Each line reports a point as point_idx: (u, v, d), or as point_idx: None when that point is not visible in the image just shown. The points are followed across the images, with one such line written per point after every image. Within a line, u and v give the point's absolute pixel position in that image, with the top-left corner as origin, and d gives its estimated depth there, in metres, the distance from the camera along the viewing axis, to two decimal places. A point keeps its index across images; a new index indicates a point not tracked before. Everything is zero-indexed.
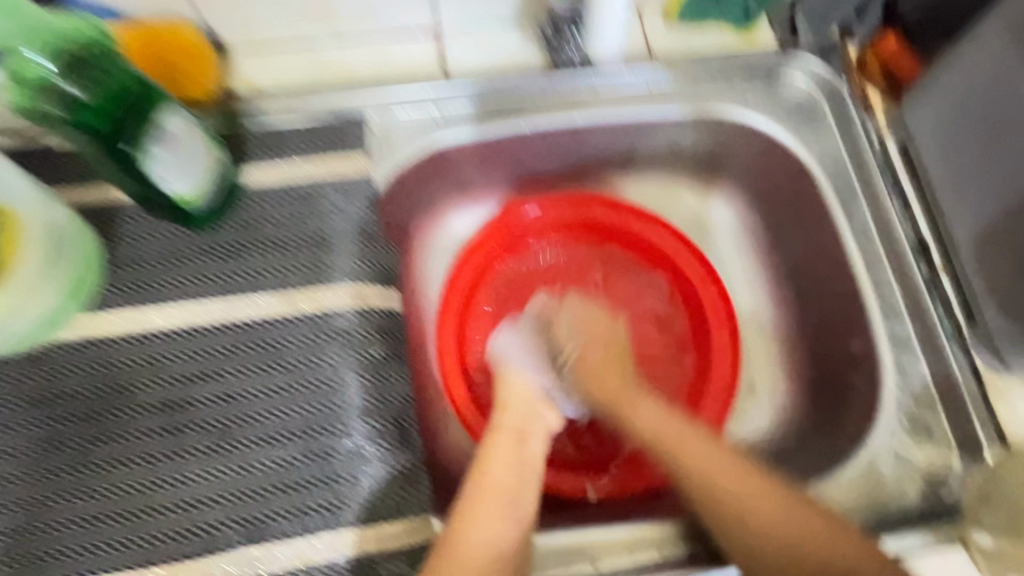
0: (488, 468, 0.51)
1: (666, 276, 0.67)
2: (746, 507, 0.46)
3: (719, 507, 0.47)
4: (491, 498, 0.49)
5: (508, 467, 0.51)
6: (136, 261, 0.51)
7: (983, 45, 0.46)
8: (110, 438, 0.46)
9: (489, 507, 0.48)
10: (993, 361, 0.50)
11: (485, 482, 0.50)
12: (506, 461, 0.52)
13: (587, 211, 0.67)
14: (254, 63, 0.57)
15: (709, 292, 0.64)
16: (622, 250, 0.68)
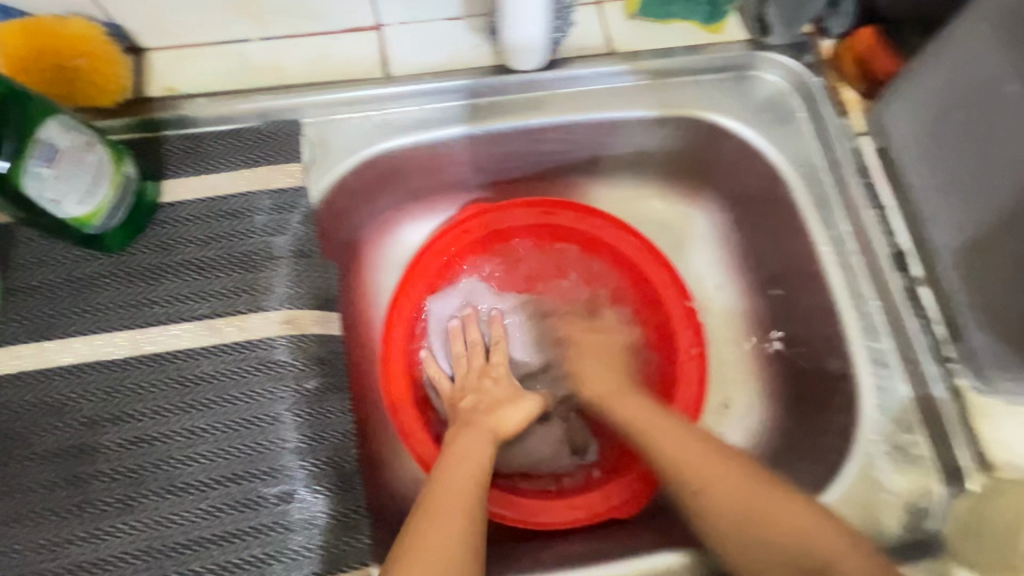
0: (448, 471, 0.47)
1: (632, 286, 0.63)
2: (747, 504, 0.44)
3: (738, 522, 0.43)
4: (446, 505, 0.44)
5: (467, 470, 0.47)
6: (40, 289, 0.45)
7: (966, 40, 0.42)
8: (7, 492, 0.41)
9: (443, 513, 0.43)
10: (978, 381, 0.47)
11: (441, 486, 0.45)
12: (465, 465, 0.47)
13: (553, 217, 0.61)
14: (173, 65, 0.51)
15: (678, 308, 0.60)
16: (586, 258, 0.64)
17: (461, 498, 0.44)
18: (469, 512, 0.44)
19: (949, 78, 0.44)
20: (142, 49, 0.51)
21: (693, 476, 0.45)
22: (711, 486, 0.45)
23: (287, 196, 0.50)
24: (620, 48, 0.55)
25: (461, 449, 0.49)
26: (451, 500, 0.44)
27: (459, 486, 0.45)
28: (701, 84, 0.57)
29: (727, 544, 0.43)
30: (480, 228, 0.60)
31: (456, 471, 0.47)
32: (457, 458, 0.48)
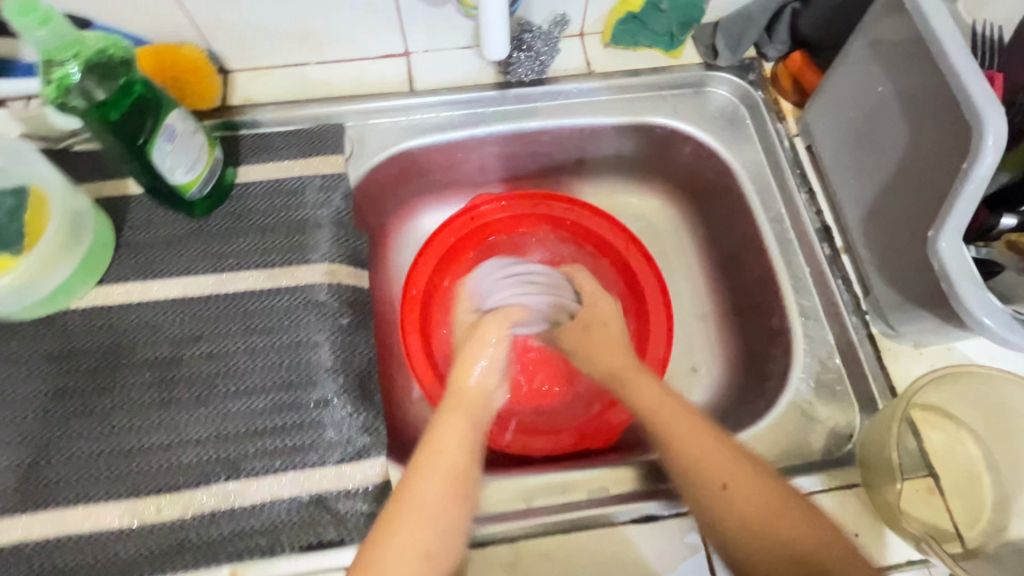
0: (410, 506, 0.45)
1: (613, 267, 0.74)
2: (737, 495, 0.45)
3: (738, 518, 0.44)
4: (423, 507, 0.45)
5: (432, 512, 0.45)
6: (144, 244, 0.59)
7: (857, 57, 0.55)
8: (112, 388, 0.54)
9: (401, 559, 0.43)
10: (886, 328, 0.56)
11: (403, 528, 0.44)
12: (431, 497, 0.46)
13: (547, 207, 0.73)
14: (252, 81, 0.67)
15: (650, 285, 0.71)
16: (576, 243, 0.76)
17: (423, 539, 0.44)
18: (425, 555, 0.43)
19: (851, 85, 0.56)
20: (229, 70, 0.67)
21: (722, 472, 0.46)
22: (741, 487, 0.45)
23: (332, 180, 0.64)
24: (598, 70, 0.69)
25: (430, 481, 0.47)
26: (409, 544, 0.43)
27: (422, 525, 0.44)
28: (666, 97, 0.70)
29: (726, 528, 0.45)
30: (485, 217, 0.73)
31: (425, 514, 0.45)
32: (425, 494, 0.46)
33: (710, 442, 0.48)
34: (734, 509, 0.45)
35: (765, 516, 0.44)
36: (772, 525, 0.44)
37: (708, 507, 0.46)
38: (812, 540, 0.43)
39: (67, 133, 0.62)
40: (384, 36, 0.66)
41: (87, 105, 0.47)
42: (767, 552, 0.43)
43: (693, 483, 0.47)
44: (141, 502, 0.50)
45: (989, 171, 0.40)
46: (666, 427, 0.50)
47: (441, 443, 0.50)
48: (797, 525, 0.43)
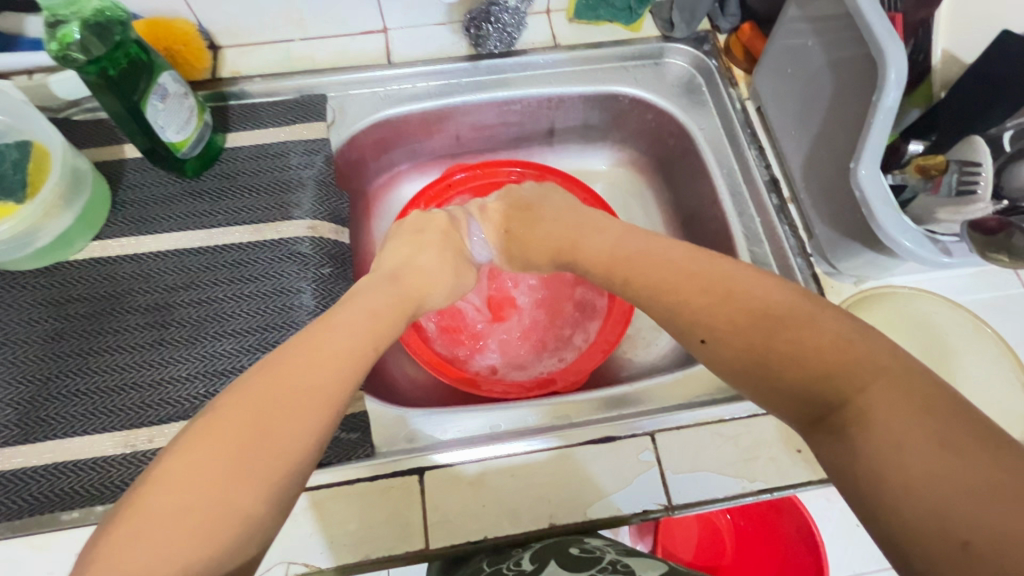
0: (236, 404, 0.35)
1: None
2: (715, 332, 0.40)
3: (747, 361, 0.38)
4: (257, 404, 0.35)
5: (297, 384, 0.36)
6: (137, 202, 0.64)
7: (791, 18, 0.60)
8: (107, 331, 0.58)
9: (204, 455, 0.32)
10: (828, 268, 0.60)
11: (256, 406, 0.35)
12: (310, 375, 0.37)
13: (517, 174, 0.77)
14: (240, 56, 0.72)
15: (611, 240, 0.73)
16: None
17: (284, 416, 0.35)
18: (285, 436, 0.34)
19: (790, 45, 0.61)
20: (218, 46, 0.71)
21: (699, 326, 0.41)
22: (720, 336, 0.39)
23: (314, 145, 0.68)
24: (563, 42, 0.74)
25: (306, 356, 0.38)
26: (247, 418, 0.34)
27: (276, 405, 0.35)
28: (628, 67, 0.74)
29: (732, 378, 0.39)
30: (460, 185, 0.76)
31: (283, 386, 0.36)
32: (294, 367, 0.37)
33: (695, 291, 0.42)
34: (718, 360, 0.40)
35: (761, 364, 0.37)
36: (773, 369, 0.36)
37: (705, 360, 0.41)
38: (834, 387, 0.33)
39: (68, 103, 0.66)
40: (363, 12, 0.71)
41: (86, 61, 0.51)
42: (780, 393, 0.36)
43: (679, 339, 0.43)
44: (132, 431, 0.54)
45: (894, 102, 0.46)
46: (653, 291, 0.45)
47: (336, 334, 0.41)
48: (807, 362, 0.35)
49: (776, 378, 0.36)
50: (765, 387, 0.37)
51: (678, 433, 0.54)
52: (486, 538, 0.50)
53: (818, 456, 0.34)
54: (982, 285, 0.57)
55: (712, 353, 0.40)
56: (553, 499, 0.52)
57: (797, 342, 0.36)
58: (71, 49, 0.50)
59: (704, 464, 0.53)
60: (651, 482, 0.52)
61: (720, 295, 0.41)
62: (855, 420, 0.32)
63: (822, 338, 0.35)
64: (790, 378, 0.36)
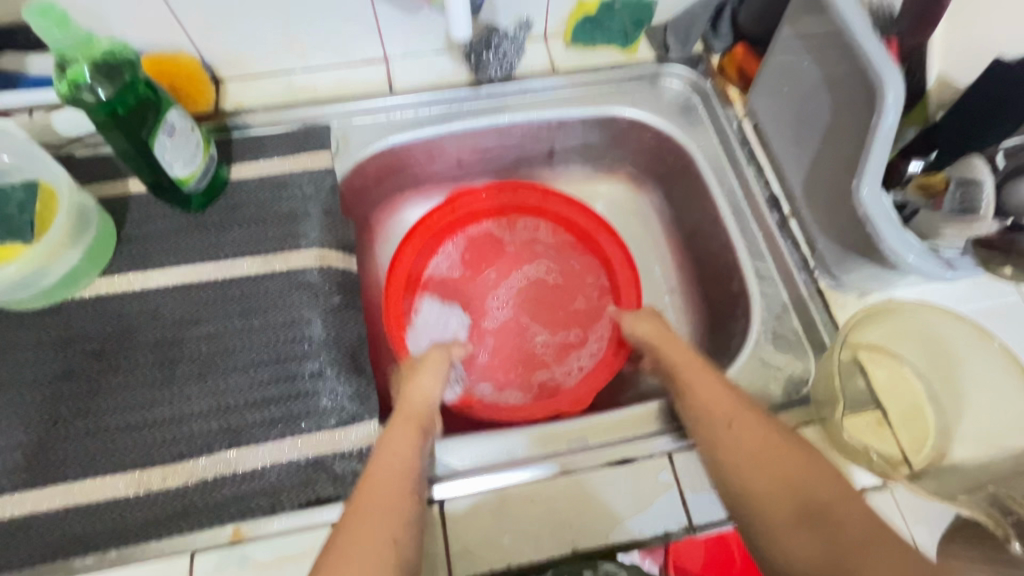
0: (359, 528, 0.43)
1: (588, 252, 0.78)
2: (729, 427, 0.48)
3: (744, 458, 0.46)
4: (368, 519, 0.44)
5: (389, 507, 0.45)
6: (143, 236, 0.63)
7: (785, 41, 0.61)
8: (116, 370, 0.57)
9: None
10: (832, 281, 0.62)
11: (363, 517, 0.44)
12: (388, 477, 0.47)
13: (524, 196, 0.77)
14: (243, 88, 0.72)
15: (621, 274, 0.73)
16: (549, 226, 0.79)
17: (383, 531, 0.43)
18: (391, 543, 0.42)
19: (785, 66, 0.63)
20: (220, 79, 0.72)
21: (727, 412, 0.49)
22: (743, 424, 0.48)
23: (319, 175, 0.68)
24: (561, 66, 0.75)
25: (382, 466, 0.47)
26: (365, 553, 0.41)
27: (375, 521, 0.43)
28: (625, 89, 0.76)
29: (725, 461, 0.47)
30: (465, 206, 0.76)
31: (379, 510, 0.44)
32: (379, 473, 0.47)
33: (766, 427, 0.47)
34: (730, 442, 0.48)
35: (756, 457, 0.46)
36: (766, 462, 0.45)
37: (707, 439, 0.49)
38: (806, 485, 0.43)
39: (69, 138, 0.66)
40: (363, 42, 0.72)
41: (95, 101, 0.52)
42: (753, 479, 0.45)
43: (703, 432, 0.50)
44: (145, 471, 0.53)
45: (893, 123, 0.47)
46: (690, 379, 0.54)
47: (391, 450, 0.49)
48: (776, 463, 0.45)
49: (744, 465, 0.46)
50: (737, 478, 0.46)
51: (696, 454, 0.54)
52: (510, 565, 0.50)
53: (790, 536, 0.42)
54: (984, 295, 0.58)
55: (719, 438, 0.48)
56: (574, 524, 0.51)
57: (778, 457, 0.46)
58: (81, 91, 0.52)
59: None
60: (672, 503, 0.52)
61: (745, 408, 0.50)
62: (826, 515, 0.41)
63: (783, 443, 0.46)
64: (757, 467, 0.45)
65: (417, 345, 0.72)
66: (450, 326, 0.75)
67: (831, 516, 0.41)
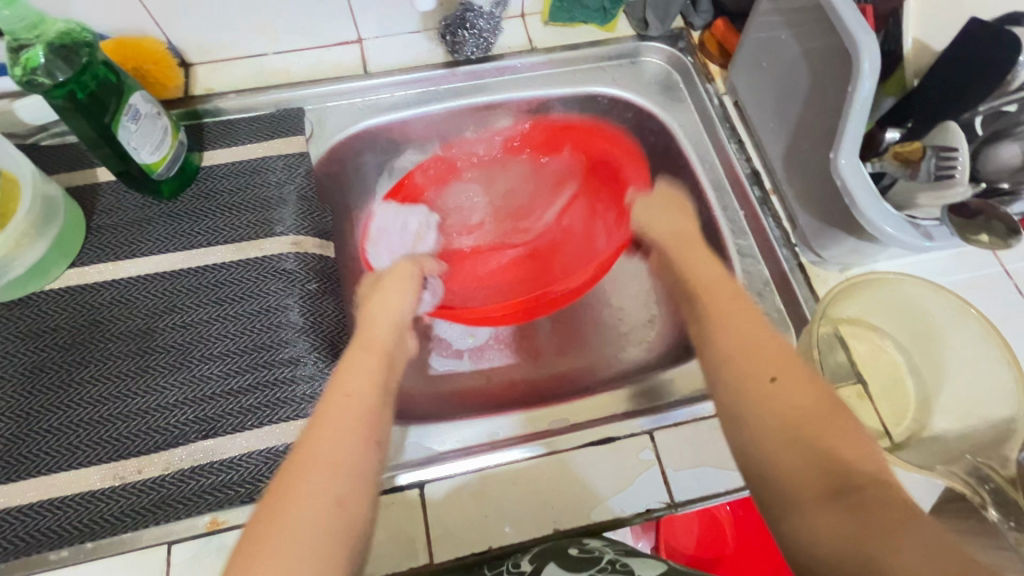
0: (301, 482, 0.37)
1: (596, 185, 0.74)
2: (759, 374, 0.40)
3: (775, 422, 0.37)
4: (314, 474, 0.38)
5: (344, 470, 0.39)
6: (113, 226, 0.62)
7: (763, 14, 0.60)
8: (88, 361, 0.56)
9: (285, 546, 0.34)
10: (813, 256, 0.61)
11: (307, 473, 0.38)
12: (341, 442, 0.40)
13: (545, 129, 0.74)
14: (213, 73, 0.70)
15: (631, 168, 0.71)
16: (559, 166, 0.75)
17: (329, 487, 0.37)
18: (334, 505, 0.37)
19: (764, 39, 0.62)
20: (190, 64, 0.70)
21: (769, 366, 0.41)
22: (789, 380, 0.39)
23: (293, 159, 0.67)
24: (539, 45, 0.74)
25: (341, 413, 0.43)
26: (304, 517, 0.35)
27: (321, 476, 0.38)
28: (605, 68, 0.74)
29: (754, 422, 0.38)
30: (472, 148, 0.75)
31: (326, 477, 0.38)
32: (334, 421, 0.42)
33: (800, 378, 0.39)
34: (769, 400, 0.39)
35: (799, 427, 0.37)
36: (797, 421, 0.37)
37: (732, 393, 0.41)
38: (851, 457, 0.35)
39: (36, 126, 0.64)
40: (336, 24, 0.70)
41: (51, 84, 0.51)
42: (773, 441, 0.37)
43: (738, 386, 0.41)
44: (120, 463, 0.52)
45: (869, 92, 0.47)
46: (726, 324, 0.45)
47: (350, 389, 0.45)
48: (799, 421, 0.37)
49: (771, 426, 0.37)
50: (759, 446, 0.37)
51: (678, 432, 0.54)
52: (491, 547, 0.50)
53: (816, 518, 0.33)
54: (963, 266, 0.58)
55: (753, 391, 0.40)
56: (556, 503, 0.51)
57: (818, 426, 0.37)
58: (35, 74, 0.50)
59: (705, 459, 0.53)
60: (653, 480, 0.52)
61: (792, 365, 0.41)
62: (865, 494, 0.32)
63: (816, 403, 0.38)
64: (778, 424, 0.37)
65: (377, 259, 0.69)
66: (410, 229, 0.72)
67: (880, 497, 0.32)
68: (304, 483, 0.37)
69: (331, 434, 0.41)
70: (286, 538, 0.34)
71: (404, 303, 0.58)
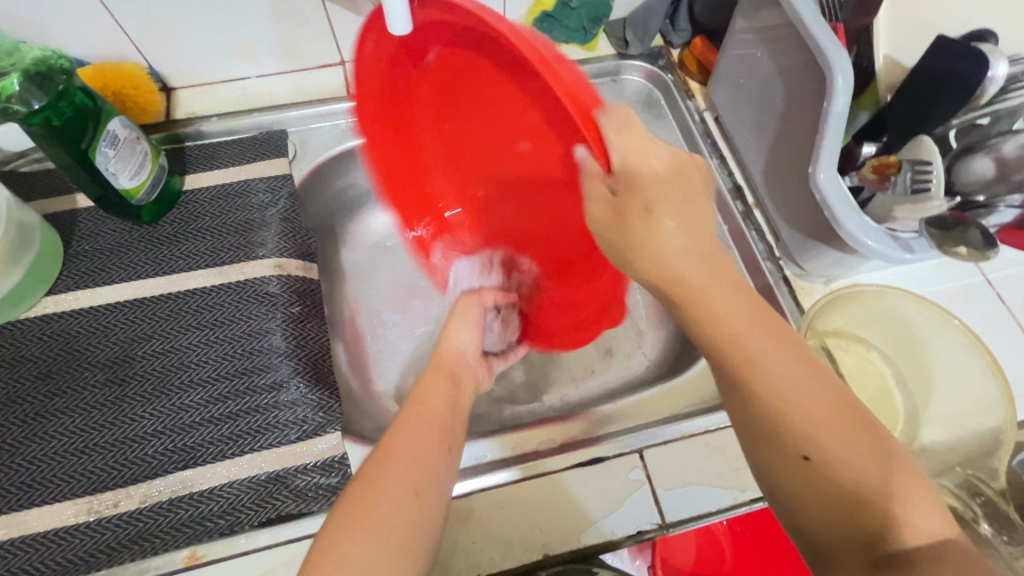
0: (387, 465, 0.39)
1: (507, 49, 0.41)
2: (792, 436, 0.34)
3: (809, 493, 0.33)
4: (399, 459, 0.39)
5: (422, 454, 0.40)
6: (91, 252, 0.61)
7: (739, 33, 0.61)
8: (63, 391, 0.55)
9: (368, 525, 0.35)
10: (797, 269, 0.62)
11: (391, 457, 0.39)
12: (417, 434, 0.42)
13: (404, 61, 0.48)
14: (197, 97, 0.70)
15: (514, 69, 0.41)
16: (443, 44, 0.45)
17: (409, 476, 0.38)
18: (414, 492, 0.37)
19: (741, 56, 0.63)
20: (172, 88, 0.70)
21: (798, 434, 0.33)
22: (824, 445, 0.33)
23: (276, 182, 0.67)
24: None
25: (420, 417, 0.44)
26: (386, 498, 0.36)
27: (406, 466, 0.39)
28: None
29: (784, 491, 0.34)
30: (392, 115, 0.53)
31: (408, 463, 0.39)
32: (414, 424, 0.43)
33: (842, 440, 0.33)
34: (802, 473, 0.33)
35: (838, 502, 0.32)
36: (838, 494, 0.32)
37: (762, 461, 0.35)
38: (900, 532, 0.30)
39: (14, 153, 0.64)
40: (317, 46, 0.70)
41: (27, 112, 0.50)
42: (808, 510, 0.33)
43: (765, 458, 0.35)
44: (96, 497, 0.51)
45: (844, 108, 0.47)
46: (764, 391, 0.34)
47: (426, 400, 0.46)
48: (836, 494, 0.32)
49: (807, 498, 0.33)
50: (796, 510, 0.34)
51: (667, 449, 0.54)
52: None
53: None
54: (944, 277, 0.59)
55: (783, 458, 0.34)
56: (546, 527, 0.50)
57: (859, 495, 0.31)
58: (10, 103, 0.49)
59: (695, 478, 0.52)
60: (644, 500, 0.51)
61: (854, 429, 0.33)
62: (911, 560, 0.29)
63: (862, 472, 0.32)
64: (816, 497, 0.33)
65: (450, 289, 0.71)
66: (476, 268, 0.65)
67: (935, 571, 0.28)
68: (389, 474, 0.38)
69: (412, 424, 0.43)
70: (369, 514, 0.35)
71: (465, 338, 0.58)
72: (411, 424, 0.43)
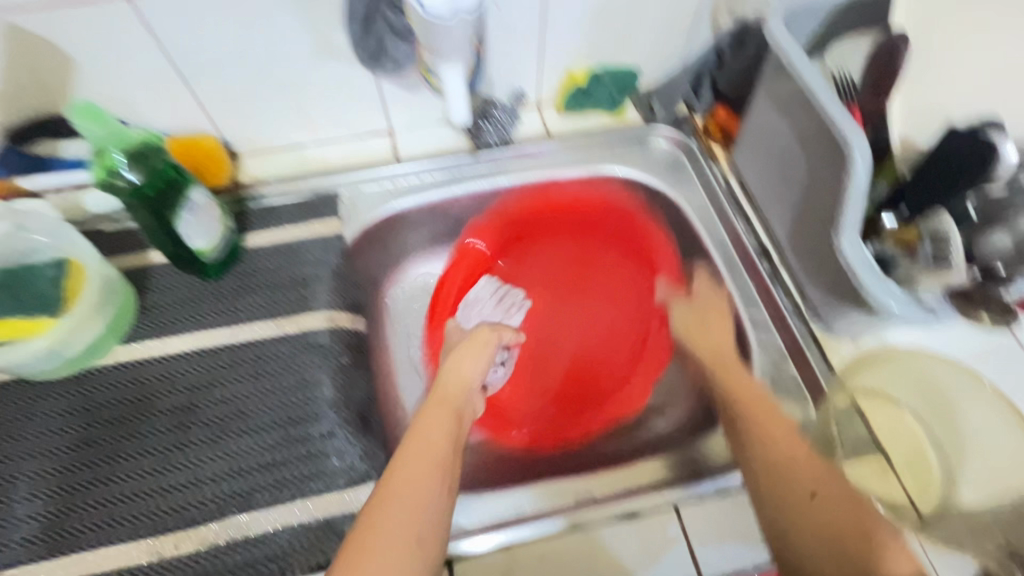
0: (388, 507, 0.45)
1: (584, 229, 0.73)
2: (792, 477, 0.49)
3: (822, 529, 0.46)
4: (397, 499, 0.45)
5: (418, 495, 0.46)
6: (160, 304, 0.66)
7: (761, 106, 0.66)
8: (132, 435, 0.59)
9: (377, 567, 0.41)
10: (825, 327, 0.64)
11: (391, 497, 0.45)
12: (415, 470, 0.48)
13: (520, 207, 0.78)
14: (260, 163, 0.77)
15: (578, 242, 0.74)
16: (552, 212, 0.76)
17: (410, 521, 0.44)
18: (416, 537, 0.43)
19: (762, 127, 0.67)
20: (238, 154, 0.77)
21: (808, 481, 0.48)
22: (827, 494, 0.47)
23: (329, 240, 0.72)
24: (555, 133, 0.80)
25: (417, 458, 0.49)
26: (392, 540, 0.43)
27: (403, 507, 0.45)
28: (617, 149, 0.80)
29: (799, 523, 0.47)
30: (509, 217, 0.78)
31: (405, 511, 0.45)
32: (411, 465, 0.48)
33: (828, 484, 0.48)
34: (815, 512, 0.47)
35: (832, 533, 0.45)
36: (836, 529, 0.45)
37: (779, 500, 0.49)
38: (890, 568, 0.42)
39: (98, 214, 0.71)
40: (370, 117, 0.77)
41: (127, 185, 0.57)
42: (814, 542, 0.45)
43: (784, 496, 0.48)
44: (158, 539, 0.54)
45: (865, 182, 0.51)
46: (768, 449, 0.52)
47: (427, 435, 0.51)
48: (846, 536, 0.44)
49: (812, 530, 0.46)
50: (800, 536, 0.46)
51: (703, 507, 0.55)
52: None
53: None
54: (973, 338, 0.60)
55: (787, 492, 0.49)
56: None
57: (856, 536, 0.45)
58: (114, 175, 0.56)
59: (731, 534, 0.53)
60: (682, 556, 0.52)
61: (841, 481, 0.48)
62: None
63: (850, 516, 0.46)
64: (815, 529, 0.46)
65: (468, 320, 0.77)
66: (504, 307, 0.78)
67: None
68: (389, 513, 0.44)
69: (407, 463, 0.48)
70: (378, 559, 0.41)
71: (474, 372, 0.62)
72: (405, 464, 0.48)
